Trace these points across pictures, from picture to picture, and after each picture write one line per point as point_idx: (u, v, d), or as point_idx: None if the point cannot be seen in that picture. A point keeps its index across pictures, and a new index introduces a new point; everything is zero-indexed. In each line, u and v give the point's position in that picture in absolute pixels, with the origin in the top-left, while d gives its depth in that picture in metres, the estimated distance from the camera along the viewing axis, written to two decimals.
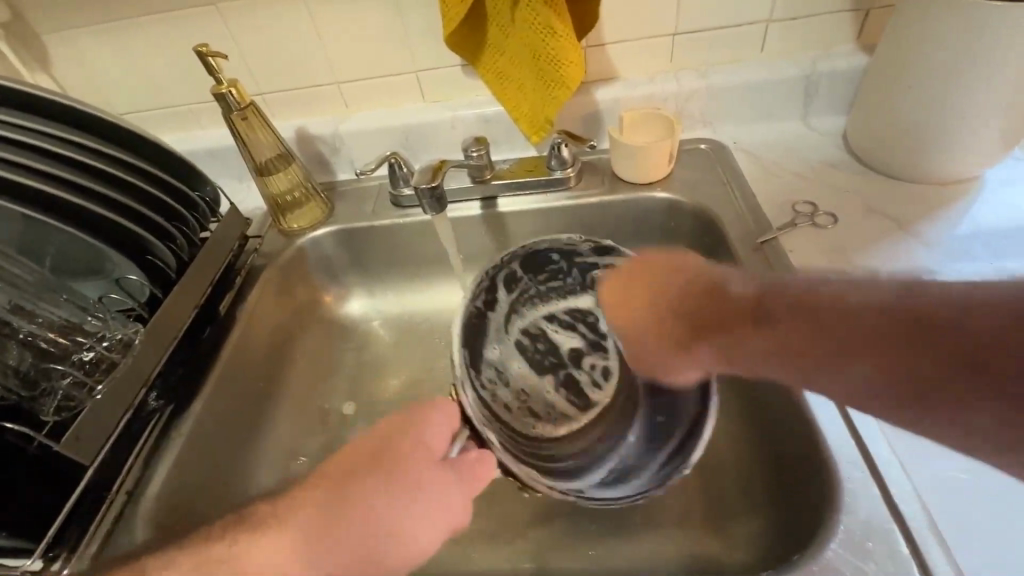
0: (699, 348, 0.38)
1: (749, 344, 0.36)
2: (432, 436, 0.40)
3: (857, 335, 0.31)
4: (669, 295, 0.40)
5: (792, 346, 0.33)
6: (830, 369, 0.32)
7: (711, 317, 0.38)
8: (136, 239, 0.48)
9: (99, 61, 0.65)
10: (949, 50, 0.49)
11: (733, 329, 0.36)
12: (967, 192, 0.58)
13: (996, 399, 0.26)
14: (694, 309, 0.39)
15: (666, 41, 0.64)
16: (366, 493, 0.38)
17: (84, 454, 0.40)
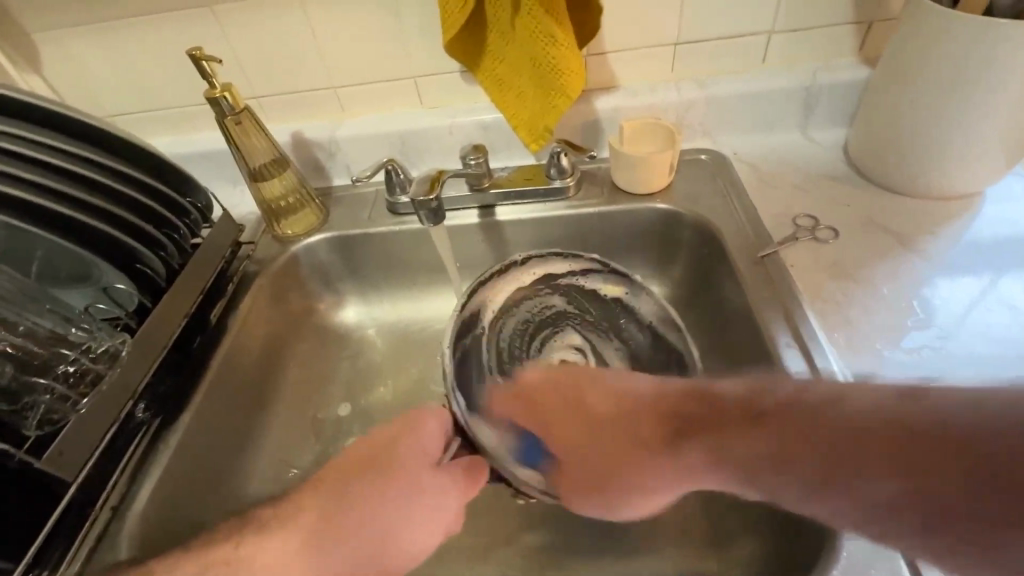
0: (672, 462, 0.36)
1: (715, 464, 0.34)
2: (427, 444, 0.44)
3: (819, 440, 0.30)
4: (613, 414, 0.39)
5: (729, 441, 0.33)
6: (790, 484, 0.31)
7: (659, 432, 0.37)
8: (124, 246, 0.46)
9: (90, 62, 0.64)
10: (955, 64, 0.49)
11: (686, 428, 0.36)
12: (968, 208, 0.57)
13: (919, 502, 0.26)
14: (607, 408, 0.39)
15: (667, 51, 0.63)
16: (368, 491, 0.42)
17: (67, 470, 0.39)
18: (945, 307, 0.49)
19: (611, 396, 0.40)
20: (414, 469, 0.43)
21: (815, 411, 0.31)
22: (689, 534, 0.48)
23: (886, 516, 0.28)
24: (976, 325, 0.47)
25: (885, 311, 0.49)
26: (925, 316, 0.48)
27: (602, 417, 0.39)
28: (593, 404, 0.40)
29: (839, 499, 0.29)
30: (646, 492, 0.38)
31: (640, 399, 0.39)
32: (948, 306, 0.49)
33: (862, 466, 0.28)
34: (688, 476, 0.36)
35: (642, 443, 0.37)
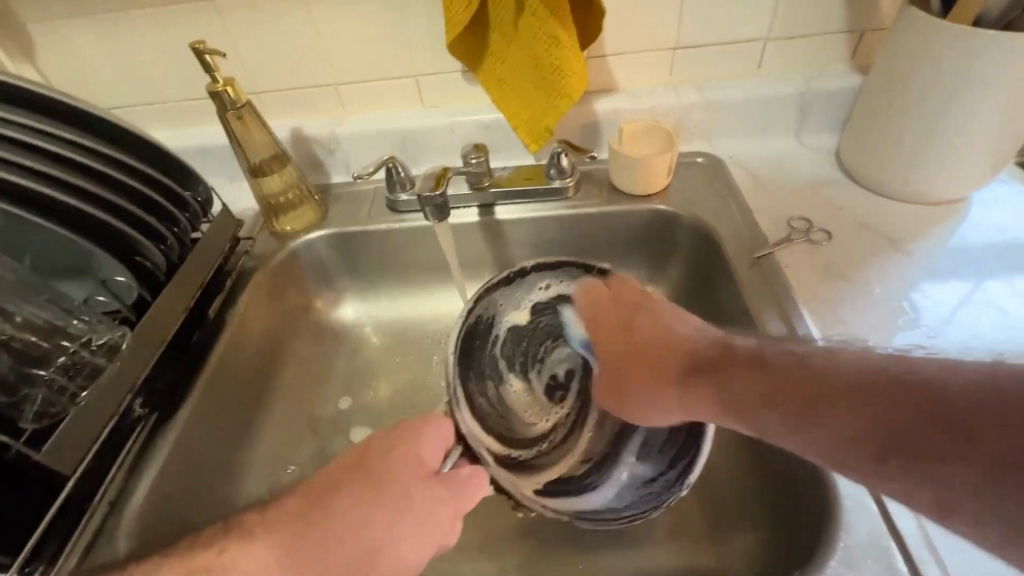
0: (690, 391, 0.38)
1: (744, 390, 0.34)
2: (426, 450, 0.42)
3: (807, 385, 0.30)
4: (667, 347, 0.41)
5: (742, 390, 0.34)
6: (759, 419, 0.32)
7: (706, 361, 0.38)
8: (125, 240, 0.47)
9: (87, 55, 0.63)
10: (944, 73, 0.50)
11: (720, 372, 0.36)
12: (956, 213, 0.59)
13: (898, 456, 0.25)
14: (659, 345, 0.41)
15: (666, 55, 0.65)
16: (355, 492, 0.39)
17: (65, 466, 0.39)
18: (933, 308, 0.51)
19: (658, 330, 0.42)
20: (405, 476, 0.40)
21: (822, 372, 0.30)
22: (687, 529, 0.49)
23: (838, 452, 0.28)
24: (963, 324, 0.49)
25: (878, 311, 0.51)
26: (914, 316, 0.50)
27: (649, 345, 0.42)
28: (653, 336, 0.42)
29: (838, 445, 0.28)
30: (648, 412, 0.42)
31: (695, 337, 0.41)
32: (936, 306, 0.51)
33: (824, 406, 0.29)
34: (691, 411, 0.38)
35: (688, 370, 0.38)
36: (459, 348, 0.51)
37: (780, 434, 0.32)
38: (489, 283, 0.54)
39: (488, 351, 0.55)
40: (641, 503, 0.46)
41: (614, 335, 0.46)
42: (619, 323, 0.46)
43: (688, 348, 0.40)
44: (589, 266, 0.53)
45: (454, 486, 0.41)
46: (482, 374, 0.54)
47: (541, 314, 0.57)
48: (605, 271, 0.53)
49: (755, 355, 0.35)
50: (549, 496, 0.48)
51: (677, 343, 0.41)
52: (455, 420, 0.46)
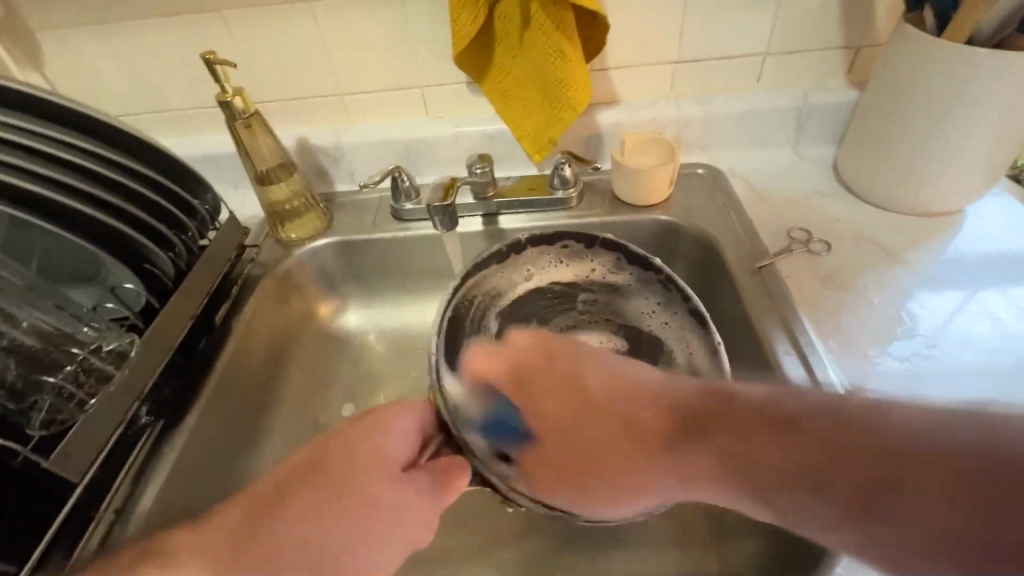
0: (681, 458, 0.33)
1: (720, 448, 0.31)
2: (394, 446, 0.40)
3: (784, 424, 0.30)
4: (599, 408, 0.36)
5: (724, 440, 0.31)
6: (751, 476, 0.30)
7: (692, 417, 0.33)
8: (134, 247, 0.47)
9: (95, 62, 0.64)
10: (938, 89, 0.52)
11: (686, 442, 0.33)
12: (950, 225, 0.60)
13: (901, 532, 0.25)
14: (604, 400, 0.37)
15: (667, 68, 0.66)
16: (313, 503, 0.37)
17: (75, 472, 0.39)
18: (930, 317, 0.52)
19: (613, 385, 0.37)
20: (368, 477, 0.38)
21: (825, 420, 0.29)
22: (692, 537, 0.50)
23: (864, 544, 0.27)
24: (959, 333, 0.50)
25: (877, 320, 0.52)
26: (911, 325, 0.51)
27: (609, 400, 0.36)
28: (609, 397, 0.36)
29: (784, 486, 0.29)
30: (626, 486, 0.35)
31: (622, 397, 0.36)
32: (932, 316, 0.52)
33: (834, 462, 0.27)
34: (699, 478, 0.32)
35: (675, 434, 0.33)
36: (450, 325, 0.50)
37: (763, 499, 0.30)
38: (483, 255, 0.55)
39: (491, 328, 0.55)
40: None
41: (555, 400, 0.38)
42: (562, 386, 0.38)
43: (646, 408, 0.35)
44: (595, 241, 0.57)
45: (428, 479, 0.40)
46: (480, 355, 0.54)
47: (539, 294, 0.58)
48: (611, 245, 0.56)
49: (724, 391, 0.33)
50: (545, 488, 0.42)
51: (634, 393, 0.36)
52: (437, 408, 0.43)
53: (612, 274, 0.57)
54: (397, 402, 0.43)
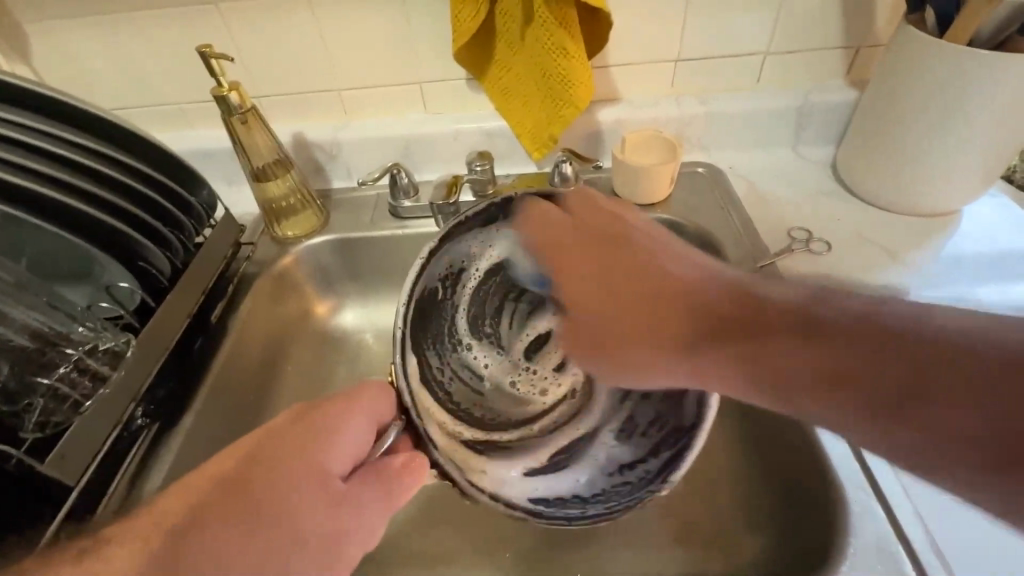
0: (703, 359, 0.34)
1: (690, 329, 0.35)
2: (337, 452, 0.34)
3: (823, 331, 0.30)
4: (661, 296, 0.37)
5: (731, 332, 0.33)
6: (769, 357, 0.31)
7: (738, 321, 0.33)
8: (130, 246, 0.46)
9: (85, 55, 0.62)
10: (939, 91, 0.52)
11: (726, 342, 0.33)
12: (948, 225, 0.61)
13: (898, 422, 0.27)
14: (665, 274, 0.38)
15: (668, 67, 0.66)
16: (235, 523, 0.31)
17: (69, 475, 0.38)
18: None
19: (649, 259, 0.39)
20: (306, 490, 0.33)
21: (798, 308, 0.32)
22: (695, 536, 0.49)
23: (861, 422, 0.28)
24: None
25: None
26: None
27: (657, 276, 0.38)
28: (665, 284, 0.37)
29: (814, 385, 0.29)
30: (637, 373, 0.38)
31: (701, 280, 0.37)
32: None
33: (845, 373, 0.28)
34: (697, 373, 0.35)
35: (712, 329, 0.34)
36: (415, 305, 0.41)
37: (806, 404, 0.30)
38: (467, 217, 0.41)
39: (467, 287, 0.47)
40: (611, 497, 0.42)
41: (591, 250, 0.40)
42: (597, 242, 0.40)
43: (710, 297, 0.36)
44: (609, 208, 0.44)
45: (373, 492, 0.34)
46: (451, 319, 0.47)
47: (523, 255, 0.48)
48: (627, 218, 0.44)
49: (747, 290, 0.35)
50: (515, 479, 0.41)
51: (699, 283, 0.37)
52: (399, 391, 0.37)
53: None
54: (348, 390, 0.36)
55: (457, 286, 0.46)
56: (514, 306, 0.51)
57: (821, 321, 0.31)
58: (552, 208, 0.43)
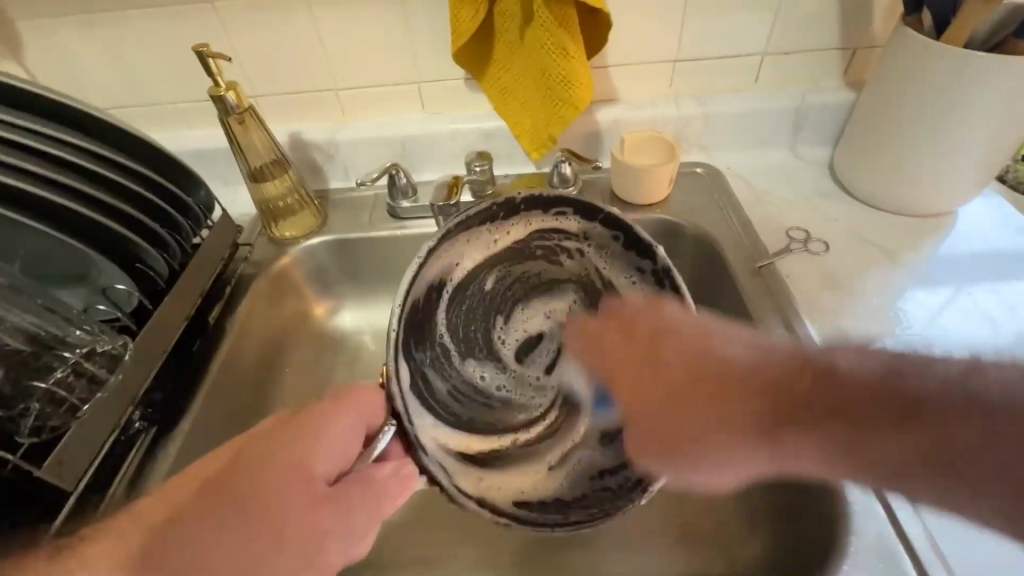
0: (788, 439, 0.36)
1: (772, 408, 0.37)
2: (327, 455, 0.35)
3: (809, 390, 0.36)
4: (722, 371, 0.41)
5: (778, 396, 0.37)
6: (792, 442, 0.36)
7: (790, 389, 0.37)
8: (127, 247, 0.45)
9: (79, 54, 0.61)
10: (936, 92, 0.52)
11: (795, 422, 0.36)
12: (943, 225, 0.61)
13: (938, 480, 0.29)
14: (714, 357, 0.42)
15: (667, 67, 0.66)
16: (223, 517, 0.31)
17: (67, 481, 0.38)
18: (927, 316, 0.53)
19: (691, 350, 0.43)
20: (291, 490, 0.33)
21: (875, 383, 0.33)
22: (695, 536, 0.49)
23: (888, 474, 0.31)
24: (953, 331, 0.51)
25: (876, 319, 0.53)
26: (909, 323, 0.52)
27: (699, 356, 0.43)
28: (743, 377, 0.40)
29: (909, 468, 0.30)
30: (711, 461, 0.40)
31: (740, 358, 0.41)
32: (928, 314, 0.53)
33: (863, 419, 0.33)
34: (790, 459, 0.36)
35: (779, 417, 0.37)
36: (410, 307, 0.44)
37: (820, 467, 0.34)
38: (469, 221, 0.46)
39: (462, 285, 0.49)
40: (592, 506, 0.44)
41: (630, 347, 0.47)
42: (635, 339, 0.46)
43: (739, 359, 0.41)
44: (595, 212, 0.48)
45: (358, 492, 0.35)
46: (448, 319, 0.49)
47: (515, 252, 0.49)
48: (612, 222, 0.49)
49: (825, 367, 0.35)
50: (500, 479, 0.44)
51: (723, 363, 0.41)
52: (389, 395, 0.40)
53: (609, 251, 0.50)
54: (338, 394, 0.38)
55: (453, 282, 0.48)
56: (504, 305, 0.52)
57: (830, 383, 0.35)
58: (541, 213, 0.48)
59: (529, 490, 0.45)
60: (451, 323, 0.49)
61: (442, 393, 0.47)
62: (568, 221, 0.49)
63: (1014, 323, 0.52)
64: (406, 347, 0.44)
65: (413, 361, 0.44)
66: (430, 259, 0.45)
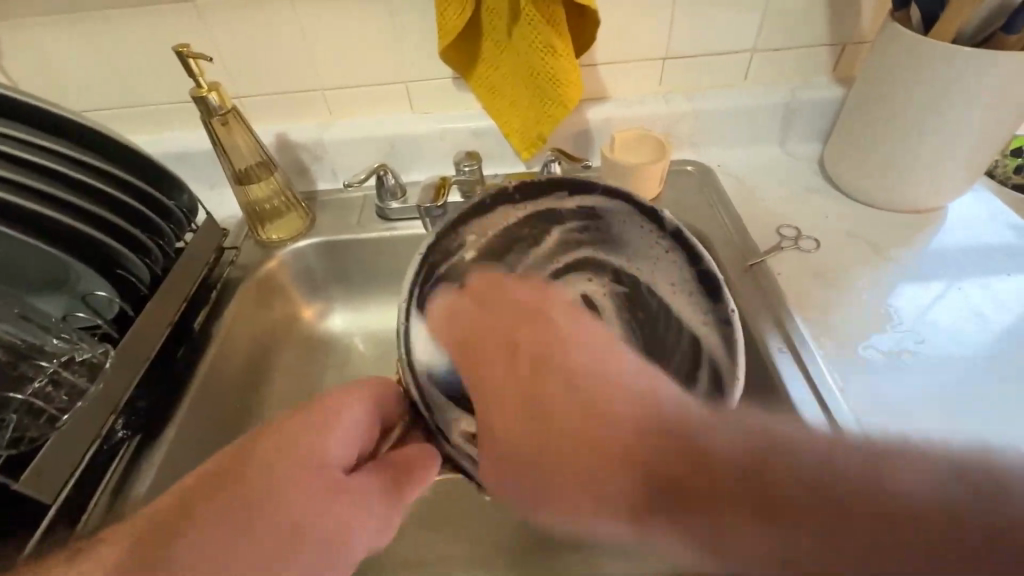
0: (612, 487, 0.24)
1: (597, 465, 0.25)
2: (337, 447, 0.34)
3: (766, 471, 0.22)
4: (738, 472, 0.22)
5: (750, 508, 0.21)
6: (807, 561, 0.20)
7: (636, 457, 0.24)
8: (108, 253, 0.44)
9: (58, 55, 0.60)
10: (924, 87, 0.52)
11: (658, 489, 0.23)
12: (933, 221, 0.62)
13: None
14: (599, 424, 0.25)
15: (656, 65, 0.65)
16: (225, 513, 0.30)
17: (47, 493, 0.37)
18: (917, 312, 0.53)
19: (581, 367, 0.27)
20: (297, 486, 0.32)
21: (672, 438, 0.24)
22: None
23: None
24: (943, 327, 0.51)
25: (867, 316, 0.53)
26: (899, 319, 0.52)
27: (576, 377, 0.27)
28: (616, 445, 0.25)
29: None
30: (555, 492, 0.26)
31: (735, 443, 0.23)
32: (918, 309, 0.53)
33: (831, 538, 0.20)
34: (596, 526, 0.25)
35: (622, 468, 0.24)
36: (418, 304, 0.39)
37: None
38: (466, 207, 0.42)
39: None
40: None
41: (509, 361, 0.29)
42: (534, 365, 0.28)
43: (619, 395, 0.26)
44: (594, 186, 0.44)
45: (368, 491, 0.34)
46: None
47: (519, 234, 0.45)
48: (613, 191, 0.44)
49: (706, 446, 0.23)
50: None
51: (607, 375, 0.27)
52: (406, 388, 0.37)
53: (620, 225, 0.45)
54: (354, 385, 0.37)
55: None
56: None
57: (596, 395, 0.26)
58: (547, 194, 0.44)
59: None
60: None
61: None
62: (574, 202, 0.45)
63: (1003, 318, 0.52)
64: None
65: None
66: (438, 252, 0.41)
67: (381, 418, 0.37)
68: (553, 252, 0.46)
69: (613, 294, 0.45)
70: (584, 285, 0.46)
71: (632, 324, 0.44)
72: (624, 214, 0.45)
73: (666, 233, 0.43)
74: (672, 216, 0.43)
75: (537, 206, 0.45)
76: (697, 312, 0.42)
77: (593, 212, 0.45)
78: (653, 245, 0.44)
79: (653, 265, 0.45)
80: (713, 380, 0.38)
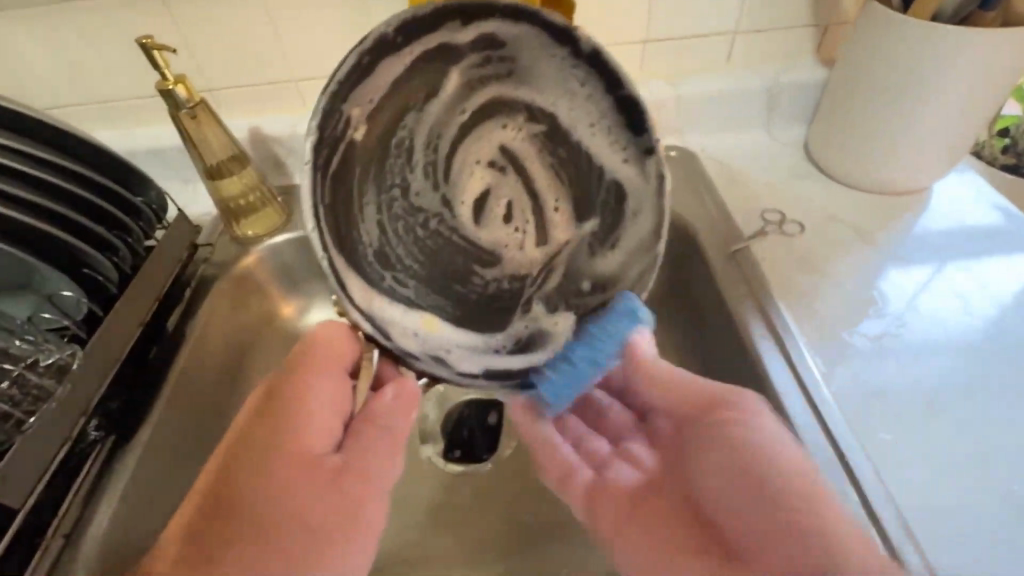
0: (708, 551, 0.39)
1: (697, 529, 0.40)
2: (320, 406, 0.41)
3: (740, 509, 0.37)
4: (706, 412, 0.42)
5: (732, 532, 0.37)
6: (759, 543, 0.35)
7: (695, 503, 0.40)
8: (72, 252, 0.43)
9: (18, 50, 0.58)
10: (904, 68, 0.51)
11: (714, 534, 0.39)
12: (918, 204, 0.61)
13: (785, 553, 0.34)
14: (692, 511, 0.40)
15: (637, 48, 0.64)
16: (262, 479, 0.38)
17: (12, 498, 0.36)
18: (900, 296, 0.52)
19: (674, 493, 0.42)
20: (309, 443, 0.40)
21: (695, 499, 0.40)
22: None
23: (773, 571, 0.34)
24: (927, 312, 0.51)
25: (851, 301, 0.52)
26: (883, 304, 0.52)
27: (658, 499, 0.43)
28: (717, 511, 0.38)
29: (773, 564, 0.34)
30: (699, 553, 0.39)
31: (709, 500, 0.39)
32: (902, 293, 0.52)
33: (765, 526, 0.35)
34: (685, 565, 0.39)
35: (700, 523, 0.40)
36: (326, 213, 0.38)
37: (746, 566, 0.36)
38: (337, 77, 0.36)
39: (374, 156, 0.41)
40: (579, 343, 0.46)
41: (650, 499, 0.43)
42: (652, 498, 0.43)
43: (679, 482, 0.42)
44: (493, 9, 0.38)
45: (369, 432, 0.42)
46: (378, 208, 0.42)
47: (409, 84, 0.40)
48: (518, 11, 0.38)
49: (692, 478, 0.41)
50: (495, 336, 0.46)
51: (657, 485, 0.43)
52: (354, 323, 0.39)
53: (522, 52, 0.41)
54: (308, 343, 0.43)
55: (360, 157, 0.40)
56: (444, 154, 0.44)
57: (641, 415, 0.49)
58: (432, 29, 0.38)
59: (525, 330, 0.46)
60: (381, 206, 0.42)
61: (407, 289, 0.43)
62: (470, 32, 0.39)
63: (988, 303, 0.51)
64: (342, 247, 0.39)
65: (366, 270, 0.41)
66: (326, 159, 0.37)
67: (339, 370, 0.43)
68: (457, 97, 0.43)
69: (532, 135, 0.45)
70: (498, 136, 0.45)
71: (553, 168, 0.46)
72: (528, 38, 0.40)
73: (580, 57, 0.40)
74: (586, 35, 0.39)
75: (428, 43, 0.39)
76: (616, 150, 0.43)
77: (494, 39, 0.40)
78: (566, 75, 0.41)
79: (569, 100, 0.43)
80: (616, 222, 0.46)
